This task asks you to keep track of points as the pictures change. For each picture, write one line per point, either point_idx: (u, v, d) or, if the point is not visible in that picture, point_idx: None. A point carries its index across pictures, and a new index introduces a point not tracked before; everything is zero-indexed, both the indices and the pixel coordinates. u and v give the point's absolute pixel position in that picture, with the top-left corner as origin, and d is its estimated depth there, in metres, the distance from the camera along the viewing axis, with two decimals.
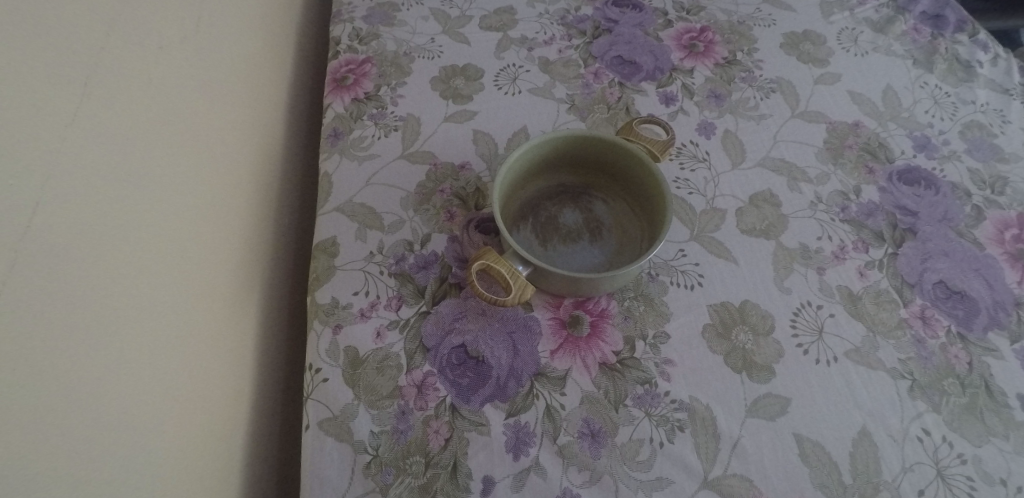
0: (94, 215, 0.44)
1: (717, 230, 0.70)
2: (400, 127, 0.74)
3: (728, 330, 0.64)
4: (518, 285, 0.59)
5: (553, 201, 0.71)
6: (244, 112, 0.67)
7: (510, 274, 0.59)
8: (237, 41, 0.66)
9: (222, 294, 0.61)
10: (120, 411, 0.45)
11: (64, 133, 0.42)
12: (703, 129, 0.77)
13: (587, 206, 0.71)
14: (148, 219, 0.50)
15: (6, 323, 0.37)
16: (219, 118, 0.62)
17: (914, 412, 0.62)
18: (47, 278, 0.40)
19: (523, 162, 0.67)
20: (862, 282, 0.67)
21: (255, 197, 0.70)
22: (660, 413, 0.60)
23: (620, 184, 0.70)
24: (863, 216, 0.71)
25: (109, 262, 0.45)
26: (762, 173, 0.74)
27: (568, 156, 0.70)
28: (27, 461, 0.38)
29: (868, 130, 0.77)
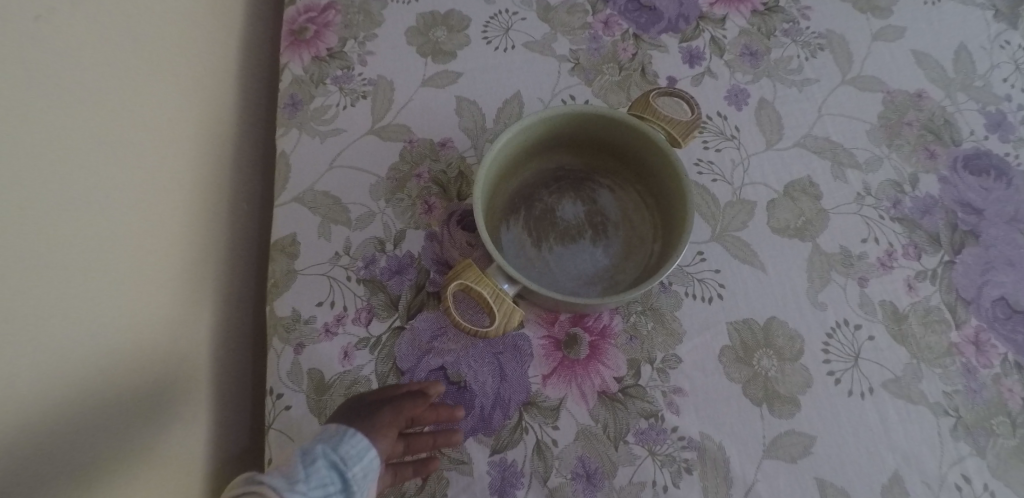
0: None
1: (744, 228, 0.60)
2: (369, 94, 0.62)
3: (749, 354, 0.56)
4: (502, 310, 0.49)
5: (550, 189, 0.60)
6: (177, 94, 0.59)
7: (493, 295, 0.49)
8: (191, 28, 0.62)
9: (160, 301, 0.55)
10: None
11: None
12: (733, 96, 0.65)
13: (590, 196, 0.60)
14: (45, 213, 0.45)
15: None
16: (135, 107, 0.54)
17: (955, 456, 0.54)
18: None
19: (513, 145, 0.55)
20: (910, 297, 0.58)
21: (200, 185, 0.62)
22: (665, 452, 0.53)
23: (630, 171, 0.59)
24: (918, 213, 0.60)
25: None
26: (802, 155, 0.62)
27: (569, 136, 0.58)
28: None
29: (932, 102, 0.64)
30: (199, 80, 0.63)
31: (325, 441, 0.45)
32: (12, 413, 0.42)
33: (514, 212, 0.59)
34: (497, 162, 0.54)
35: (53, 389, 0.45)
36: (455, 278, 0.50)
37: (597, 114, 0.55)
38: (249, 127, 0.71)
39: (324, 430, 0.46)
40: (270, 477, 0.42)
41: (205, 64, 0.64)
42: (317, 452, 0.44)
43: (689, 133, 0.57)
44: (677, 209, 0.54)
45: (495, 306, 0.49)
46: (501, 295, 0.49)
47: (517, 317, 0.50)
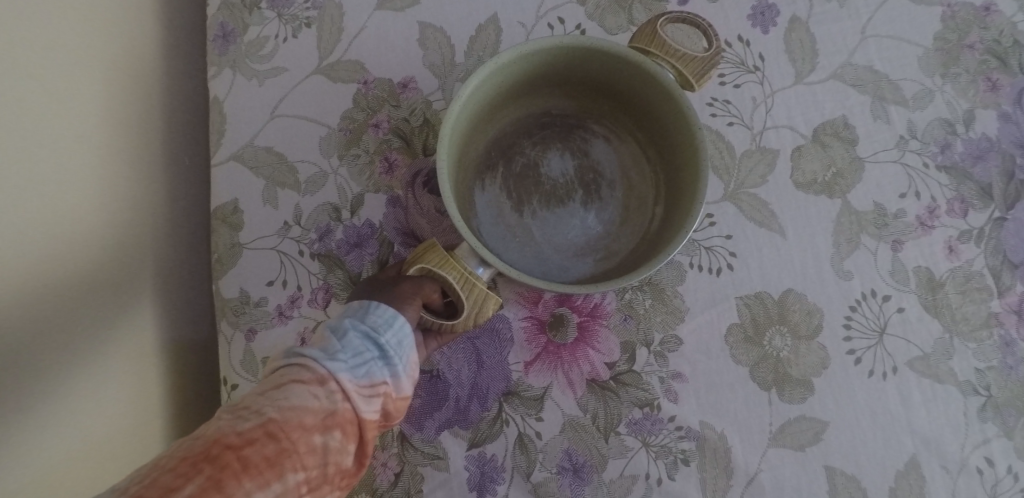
0: None
1: (762, 184, 0.51)
2: (313, 21, 0.51)
3: (759, 333, 0.49)
4: (471, 297, 0.40)
5: (534, 141, 0.51)
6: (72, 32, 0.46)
7: (461, 281, 0.40)
8: None
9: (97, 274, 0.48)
10: None
11: None
12: (759, 14, 0.53)
13: (582, 148, 0.51)
14: None
15: None
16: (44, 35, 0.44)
17: (980, 438, 0.49)
18: None
19: (489, 92, 0.45)
20: (950, 262, 0.50)
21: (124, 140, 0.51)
22: (660, 444, 0.48)
23: (630, 119, 0.49)
24: (969, 160, 0.51)
25: None
26: (836, 89, 0.52)
27: (557, 78, 0.48)
28: None
29: (1001, 17, 0.53)
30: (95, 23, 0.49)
31: (350, 313, 0.37)
32: None
33: (492, 169, 0.51)
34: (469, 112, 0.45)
35: None
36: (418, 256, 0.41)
37: (591, 51, 0.44)
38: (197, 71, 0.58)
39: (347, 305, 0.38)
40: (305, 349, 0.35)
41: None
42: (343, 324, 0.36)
43: (703, 74, 0.45)
44: (684, 174, 0.44)
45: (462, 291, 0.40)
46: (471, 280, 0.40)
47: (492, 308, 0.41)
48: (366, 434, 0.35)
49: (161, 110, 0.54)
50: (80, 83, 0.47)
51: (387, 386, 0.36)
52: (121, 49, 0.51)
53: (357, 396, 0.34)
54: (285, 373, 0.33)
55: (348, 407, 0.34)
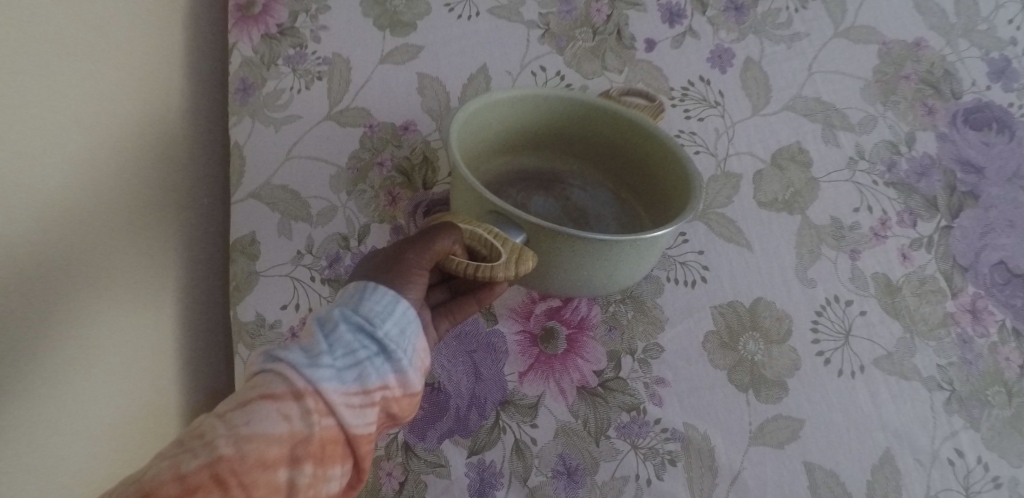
0: None
1: (729, 204, 0.56)
2: (325, 75, 0.58)
3: (734, 338, 0.53)
4: (506, 246, 0.41)
5: (518, 187, 0.56)
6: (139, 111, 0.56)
7: (492, 235, 0.41)
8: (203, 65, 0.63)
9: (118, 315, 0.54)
10: None
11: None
12: (717, 58, 0.60)
13: (563, 193, 0.57)
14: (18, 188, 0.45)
15: None
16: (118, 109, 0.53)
17: (948, 430, 0.52)
18: None
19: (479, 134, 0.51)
20: (904, 267, 0.55)
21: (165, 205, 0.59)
22: (648, 446, 0.51)
23: (605, 163, 0.55)
24: (914, 176, 0.57)
25: None
26: (791, 119, 0.58)
27: (535, 133, 0.54)
28: None
29: (931, 51, 0.60)
30: (139, 83, 0.56)
31: (344, 306, 0.38)
32: None
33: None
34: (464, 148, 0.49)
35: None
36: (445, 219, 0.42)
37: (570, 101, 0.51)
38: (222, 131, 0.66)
39: (341, 291, 0.39)
40: (290, 352, 0.36)
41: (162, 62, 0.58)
42: (335, 316, 0.37)
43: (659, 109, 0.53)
44: (670, 184, 0.50)
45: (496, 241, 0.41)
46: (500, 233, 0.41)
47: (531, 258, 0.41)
48: (355, 447, 0.36)
49: (191, 192, 0.62)
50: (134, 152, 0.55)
51: (380, 392, 0.37)
52: (154, 106, 0.58)
53: (341, 408, 0.35)
54: (264, 385, 0.35)
55: (331, 422, 0.35)
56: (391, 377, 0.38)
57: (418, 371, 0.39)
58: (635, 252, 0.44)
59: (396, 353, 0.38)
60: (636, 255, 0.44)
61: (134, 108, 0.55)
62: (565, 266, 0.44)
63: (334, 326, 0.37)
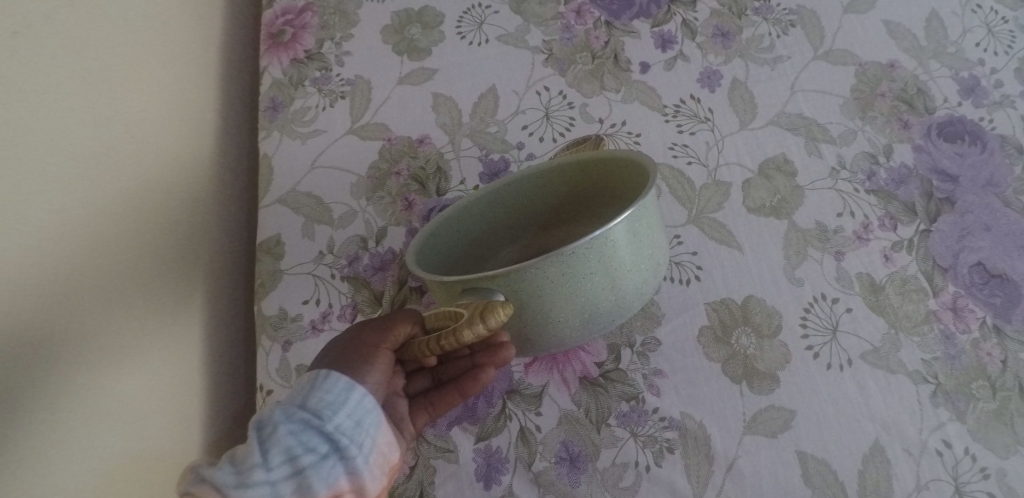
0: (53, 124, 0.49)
1: (720, 210, 0.60)
2: (348, 94, 0.64)
3: (727, 333, 0.56)
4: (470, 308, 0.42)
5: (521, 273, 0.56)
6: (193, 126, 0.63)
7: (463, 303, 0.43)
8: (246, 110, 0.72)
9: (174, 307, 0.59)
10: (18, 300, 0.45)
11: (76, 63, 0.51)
12: (707, 78, 0.65)
13: None
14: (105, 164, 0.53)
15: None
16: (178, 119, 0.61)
17: (935, 422, 0.54)
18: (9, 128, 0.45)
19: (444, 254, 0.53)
20: (887, 268, 0.58)
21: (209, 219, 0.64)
22: (647, 434, 0.53)
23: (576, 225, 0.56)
24: (893, 184, 0.61)
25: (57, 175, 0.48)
26: (776, 132, 0.63)
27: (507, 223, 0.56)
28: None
29: (904, 71, 0.65)
30: (172, 112, 0.61)
31: (294, 405, 0.42)
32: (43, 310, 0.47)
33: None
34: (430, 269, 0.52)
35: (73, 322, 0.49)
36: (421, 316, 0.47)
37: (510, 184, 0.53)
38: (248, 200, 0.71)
39: (295, 389, 0.43)
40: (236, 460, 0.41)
41: (200, 106, 0.65)
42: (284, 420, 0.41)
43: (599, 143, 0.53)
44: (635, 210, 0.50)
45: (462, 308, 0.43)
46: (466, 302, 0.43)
47: (500, 312, 0.41)
48: None
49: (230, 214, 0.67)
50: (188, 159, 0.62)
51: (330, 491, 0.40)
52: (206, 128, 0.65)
53: None
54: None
55: None
56: (341, 478, 0.41)
57: (371, 469, 0.42)
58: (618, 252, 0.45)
59: (349, 446, 0.41)
60: (620, 254, 0.45)
61: (172, 121, 0.61)
62: (566, 295, 0.45)
63: (279, 428, 0.41)
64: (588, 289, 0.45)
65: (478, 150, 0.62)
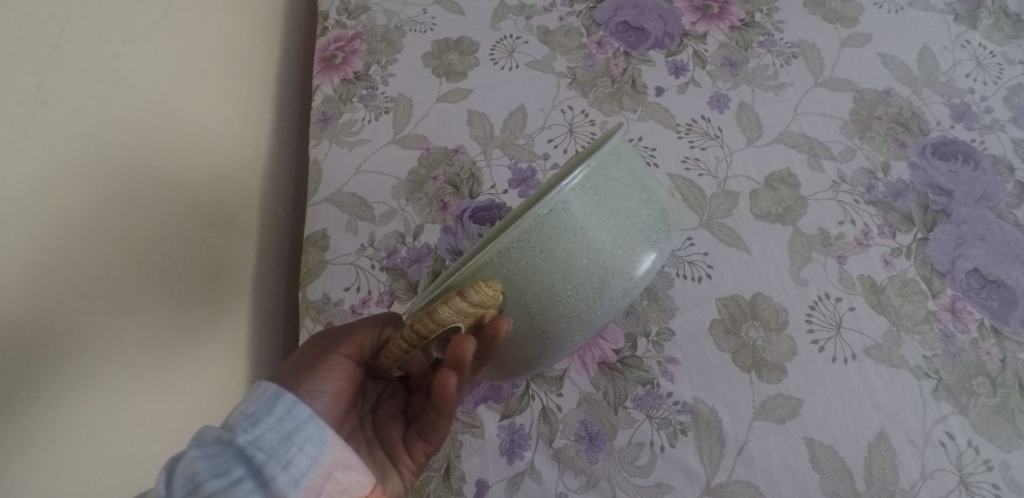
0: (127, 118, 0.55)
1: (729, 216, 0.65)
2: (391, 109, 0.71)
3: (737, 326, 0.60)
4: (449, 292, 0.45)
5: None
6: (240, 119, 0.70)
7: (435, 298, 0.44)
8: (284, 106, 0.79)
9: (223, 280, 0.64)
10: (86, 271, 0.50)
11: (147, 62, 0.57)
12: (716, 101, 0.71)
13: None
14: (170, 152, 0.59)
15: (63, 134, 0.49)
16: (227, 113, 0.68)
17: (938, 415, 0.56)
18: (89, 119, 0.51)
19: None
20: (887, 271, 0.62)
21: (252, 203, 0.70)
22: (661, 416, 0.57)
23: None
24: (890, 197, 0.66)
25: (128, 163, 0.54)
26: (781, 149, 0.68)
27: None
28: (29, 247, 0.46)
29: (899, 98, 0.71)
30: (232, 145, 0.68)
31: (211, 435, 0.43)
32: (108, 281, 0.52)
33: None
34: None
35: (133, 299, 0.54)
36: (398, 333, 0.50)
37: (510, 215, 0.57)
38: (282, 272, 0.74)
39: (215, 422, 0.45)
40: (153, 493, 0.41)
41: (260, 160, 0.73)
42: (197, 452, 0.42)
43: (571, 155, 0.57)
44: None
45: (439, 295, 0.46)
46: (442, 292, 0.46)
47: (478, 288, 0.42)
48: None
49: (269, 199, 0.73)
50: (237, 150, 0.68)
51: None
52: (252, 123, 0.72)
53: None
54: None
55: None
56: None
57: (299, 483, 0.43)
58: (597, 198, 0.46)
59: (268, 463, 0.42)
60: (599, 201, 0.46)
61: (224, 115, 0.67)
62: (564, 256, 0.45)
63: (191, 451, 0.42)
64: (582, 246, 0.45)
65: (507, 159, 0.68)
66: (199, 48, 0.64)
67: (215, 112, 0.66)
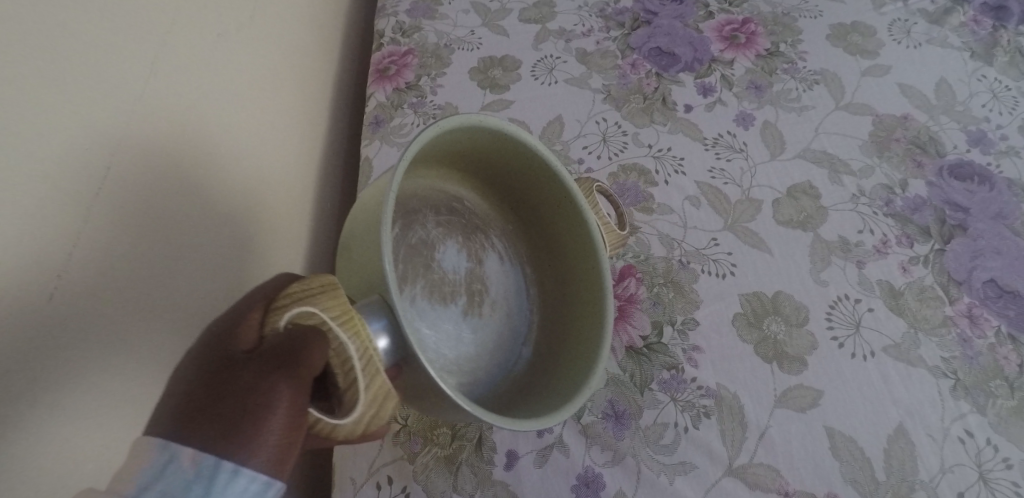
0: (214, 99, 0.51)
1: (753, 221, 0.69)
2: (438, 116, 0.77)
3: (759, 320, 0.63)
4: (365, 402, 0.35)
5: (433, 219, 0.48)
6: (290, 96, 0.67)
7: (360, 353, 0.35)
8: (323, 86, 0.78)
9: (274, 255, 0.62)
10: (173, 251, 0.47)
11: (230, 38, 0.54)
12: (741, 119, 0.76)
13: (480, 254, 0.50)
14: (241, 134, 0.56)
15: (165, 107, 0.45)
16: (282, 90, 0.65)
17: (957, 413, 0.58)
18: (187, 93, 0.48)
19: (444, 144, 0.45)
20: (906, 277, 0.65)
21: (299, 180, 0.68)
22: (685, 399, 0.59)
23: (533, 242, 0.53)
24: (909, 210, 0.69)
25: (214, 146, 0.51)
26: (803, 164, 0.73)
27: (480, 160, 0.49)
28: (135, 223, 0.43)
29: (917, 122, 0.76)
30: (300, 170, 0.69)
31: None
32: (191, 262, 0.49)
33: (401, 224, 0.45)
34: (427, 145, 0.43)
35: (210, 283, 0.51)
36: (330, 281, 0.37)
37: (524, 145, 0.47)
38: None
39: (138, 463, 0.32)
40: None
41: (309, 176, 0.71)
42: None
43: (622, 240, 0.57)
44: (576, 333, 0.49)
45: (359, 373, 0.35)
46: (376, 360, 0.35)
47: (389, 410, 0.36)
48: None
49: (310, 178, 0.72)
50: (289, 129, 0.66)
51: None
52: (300, 102, 0.70)
53: None
54: None
55: None
56: None
57: None
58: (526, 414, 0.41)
59: None
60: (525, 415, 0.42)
61: (279, 93, 0.64)
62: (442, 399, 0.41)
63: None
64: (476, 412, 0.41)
65: None
66: (291, 72, 0.67)
67: (285, 120, 0.65)
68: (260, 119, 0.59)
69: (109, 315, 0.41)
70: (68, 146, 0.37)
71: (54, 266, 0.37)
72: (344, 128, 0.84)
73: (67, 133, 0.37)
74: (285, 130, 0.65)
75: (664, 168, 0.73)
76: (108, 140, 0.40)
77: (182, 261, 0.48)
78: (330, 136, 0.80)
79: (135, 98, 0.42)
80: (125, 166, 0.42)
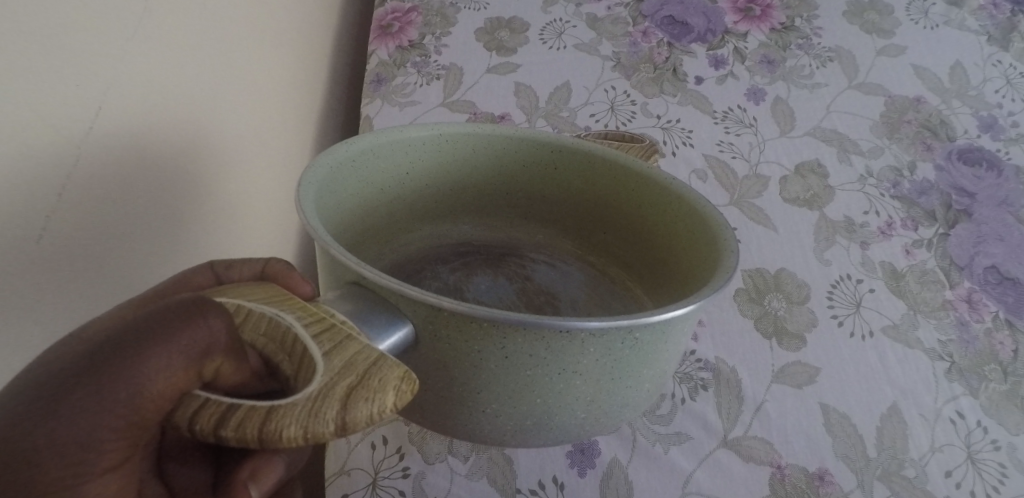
0: (207, 31, 0.48)
1: (759, 197, 0.68)
2: (442, 77, 0.75)
3: (760, 296, 0.63)
4: (332, 370, 0.28)
5: (456, 267, 0.52)
6: (284, 35, 0.63)
7: (318, 323, 0.30)
8: (322, 35, 0.75)
9: (258, 200, 0.59)
10: (155, 189, 0.43)
11: None
12: (753, 94, 0.75)
13: (522, 272, 0.53)
14: (230, 70, 0.52)
15: (159, 35, 0.41)
16: (277, 28, 0.61)
17: (950, 394, 0.58)
18: (180, 22, 0.44)
19: (397, 186, 0.48)
20: (909, 260, 0.65)
21: (288, 124, 0.65)
22: (683, 371, 0.58)
23: (575, 234, 0.55)
24: (915, 194, 0.69)
25: (202, 81, 0.47)
26: (811, 142, 0.72)
27: (531, 190, 0.53)
28: (119, 157, 0.39)
29: (929, 105, 0.75)
30: (292, 122, 0.66)
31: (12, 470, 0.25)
32: (172, 201, 0.45)
33: None
34: (362, 182, 0.45)
35: (186, 223, 0.47)
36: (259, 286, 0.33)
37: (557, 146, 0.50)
38: (309, 257, 0.72)
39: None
40: None
41: (301, 124, 0.68)
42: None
43: (650, 151, 0.55)
44: (691, 264, 0.44)
45: (313, 345, 0.29)
46: (341, 328, 0.30)
47: (387, 373, 0.29)
48: None
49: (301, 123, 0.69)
50: (280, 69, 0.62)
51: None
52: (296, 46, 0.66)
53: None
54: None
55: None
56: None
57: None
58: (629, 356, 0.34)
59: None
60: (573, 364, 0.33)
61: (272, 30, 0.60)
62: (471, 376, 0.34)
63: None
64: (561, 389, 0.34)
65: (551, 129, 0.71)
66: (288, 17, 0.64)
67: (278, 59, 0.62)
68: (252, 56, 0.56)
69: (95, 238, 0.38)
70: (64, 73, 0.34)
71: (39, 201, 0.34)
72: (343, 85, 0.82)
73: (66, 58, 0.34)
74: (277, 70, 0.61)
75: (671, 139, 0.71)
76: (102, 67, 0.37)
77: (163, 201, 0.44)
78: (329, 94, 0.78)
79: (128, 21, 0.38)
80: (119, 101, 0.38)
